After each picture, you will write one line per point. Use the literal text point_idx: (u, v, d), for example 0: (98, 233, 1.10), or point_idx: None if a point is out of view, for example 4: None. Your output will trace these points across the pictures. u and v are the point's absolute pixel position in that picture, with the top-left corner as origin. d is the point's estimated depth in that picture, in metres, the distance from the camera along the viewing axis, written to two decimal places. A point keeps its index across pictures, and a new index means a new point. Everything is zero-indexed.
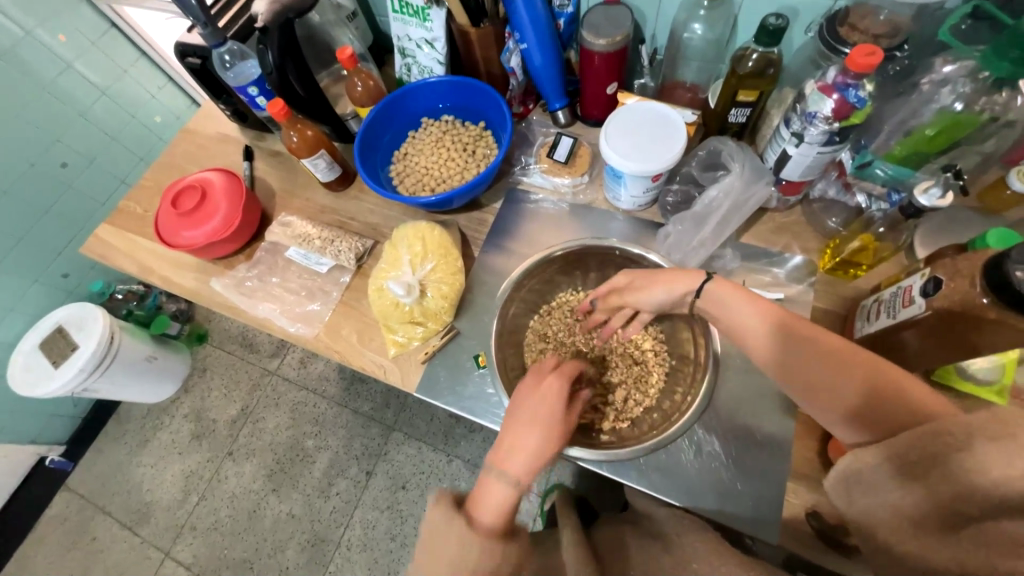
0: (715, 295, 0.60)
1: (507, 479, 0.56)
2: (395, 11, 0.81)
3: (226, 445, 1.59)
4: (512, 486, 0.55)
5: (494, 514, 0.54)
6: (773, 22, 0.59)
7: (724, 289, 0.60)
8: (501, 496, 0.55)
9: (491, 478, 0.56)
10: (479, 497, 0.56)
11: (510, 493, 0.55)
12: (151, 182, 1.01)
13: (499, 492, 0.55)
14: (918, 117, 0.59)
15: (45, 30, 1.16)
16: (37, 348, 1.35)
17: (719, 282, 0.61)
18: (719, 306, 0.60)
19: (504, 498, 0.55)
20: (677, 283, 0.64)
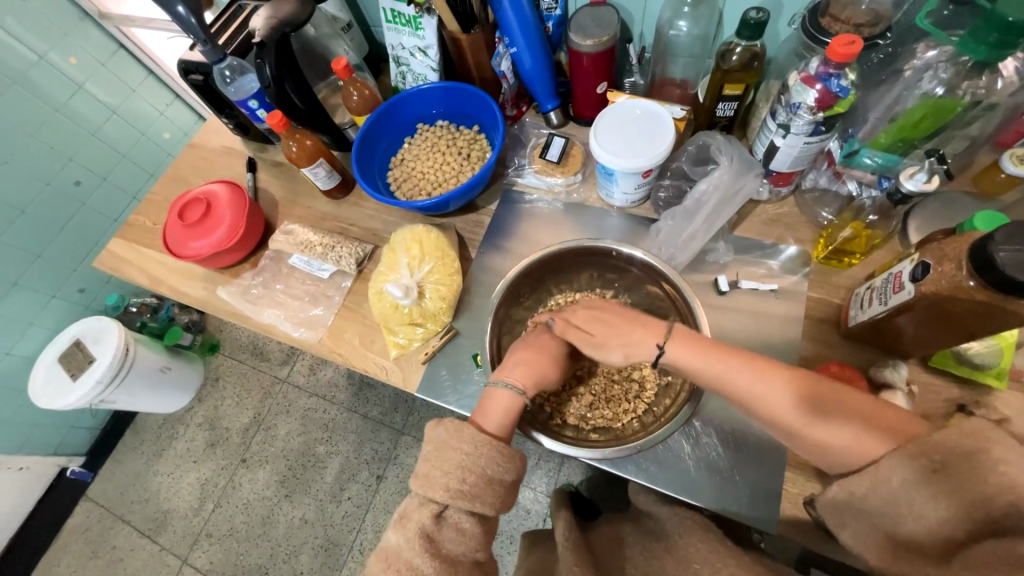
0: (676, 349, 0.59)
1: (509, 385, 0.63)
2: (389, 22, 0.83)
3: (240, 452, 1.62)
4: (517, 391, 0.63)
5: (498, 420, 0.61)
6: (754, 16, 0.60)
7: (686, 341, 0.59)
8: (508, 401, 0.62)
9: (497, 386, 0.63)
10: (485, 407, 0.62)
11: (512, 396, 0.62)
12: (159, 196, 1.04)
13: (502, 399, 0.62)
14: (902, 103, 0.60)
15: (57, 54, 1.21)
16: (56, 362, 1.39)
17: (678, 335, 0.60)
18: (682, 362, 0.59)
19: (508, 402, 0.62)
20: (650, 328, 0.62)
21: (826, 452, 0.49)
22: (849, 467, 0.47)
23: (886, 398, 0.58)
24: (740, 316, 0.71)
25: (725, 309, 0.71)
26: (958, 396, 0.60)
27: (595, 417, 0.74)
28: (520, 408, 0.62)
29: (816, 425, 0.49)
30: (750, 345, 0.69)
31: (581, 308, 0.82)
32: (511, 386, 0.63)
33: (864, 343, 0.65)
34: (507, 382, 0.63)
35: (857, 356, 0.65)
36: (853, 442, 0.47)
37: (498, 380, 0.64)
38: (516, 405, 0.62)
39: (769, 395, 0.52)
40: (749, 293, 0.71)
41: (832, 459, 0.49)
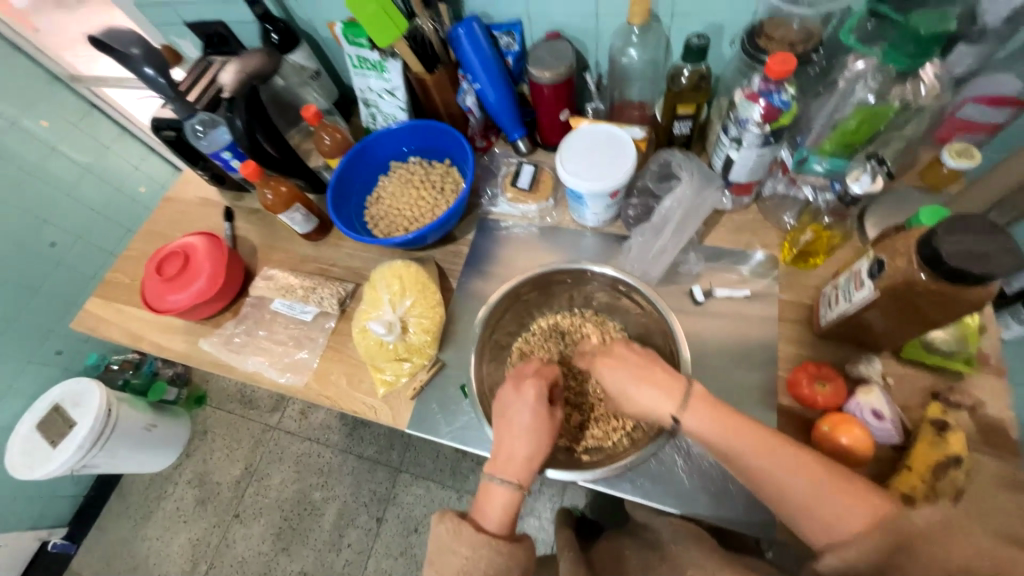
0: (694, 417, 0.55)
1: (505, 481, 0.58)
2: (356, 68, 0.87)
3: (232, 507, 1.56)
4: (513, 487, 0.58)
5: (499, 518, 0.57)
6: (697, 41, 0.64)
7: (705, 406, 0.55)
8: (505, 498, 0.58)
9: (491, 482, 0.59)
10: (482, 504, 0.58)
11: (510, 493, 0.58)
12: (136, 252, 1.04)
13: (498, 497, 0.58)
14: (841, 111, 0.63)
15: (28, 118, 1.24)
16: (34, 431, 1.34)
17: (694, 402, 0.56)
18: (702, 430, 0.54)
19: (505, 499, 0.58)
20: (666, 388, 0.58)
21: (822, 519, 0.48)
22: (844, 533, 0.47)
23: (863, 392, 0.60)
24: (718, 323, 0.73)
25: (702, 318, 0.73)
26: (932, 384, 0.62)
27: (586, 436, 0.74)
28: (520, 502, 0.59)
29: (800, 484, 0.49)
30: (730, 351, 0.70)
31: (564, 330, 0.83)
32: (506, 484, 0.58)
33: (837, 339, 0.67)
34: (502, 478, 0.58)
35: (833, 353, 0.67)
36: (845, 496, 0.48)
37: (492, 475, 0.59)
38: (514, 500, 0.58)
39: (781, 460, 0.51)
40: (724, 300, 0.73)
41: (819, 528, 0.48)
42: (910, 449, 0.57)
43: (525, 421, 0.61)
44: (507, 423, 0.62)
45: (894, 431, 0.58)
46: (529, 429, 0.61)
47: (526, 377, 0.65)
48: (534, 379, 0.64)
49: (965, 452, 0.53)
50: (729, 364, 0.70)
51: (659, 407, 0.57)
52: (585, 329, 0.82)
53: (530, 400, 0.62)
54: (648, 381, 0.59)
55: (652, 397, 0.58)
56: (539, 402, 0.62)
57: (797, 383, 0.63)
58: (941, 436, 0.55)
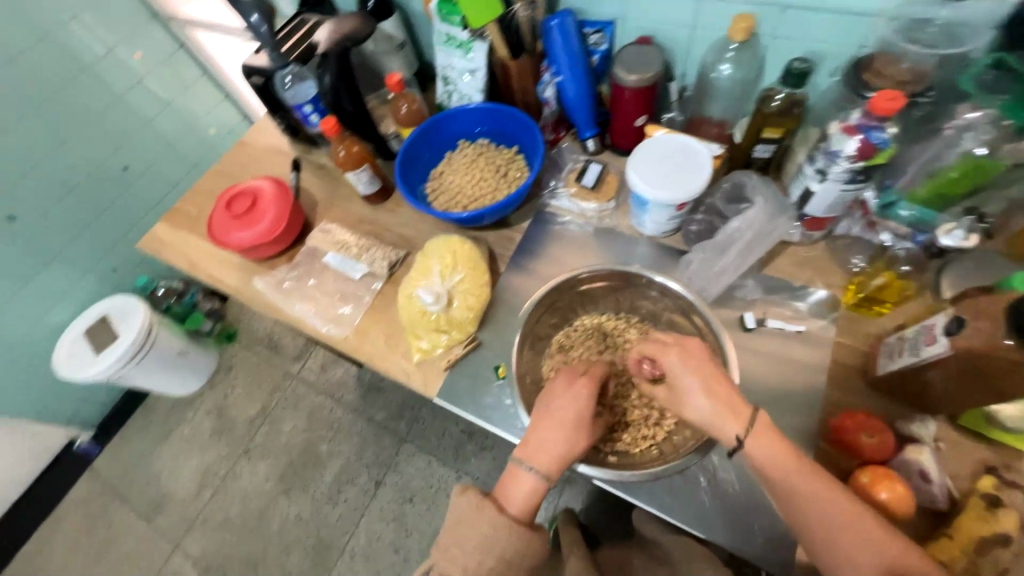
0: (760, 444, 0.54)
1: (533, 470, 0.59)
2: (441, 44, 0.88)
3: (244, 443, 1.63)
4: (541, 478, 0.59)
5: (520, 503, 0.59)
6: (798, 66, 0.62)
7: (770, 437, 0.55)
8: (532, 486, 0.59)
9: (520, 468, 0.60)
10: (507, 486, 0.60)
11: (536, 483, 0.59)
12: (206, 187, 1.09)
13: (525, 482, 0.59)
14: (941, 160, 0.61)
15: (123, 48, 1.33)
16: (81, 335, 1.44)
17: (760, 431, 0.55)
18: (766, 460, 0.54)
19: (531, 486, 0.59)
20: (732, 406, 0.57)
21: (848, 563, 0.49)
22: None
23: (912, 450, 0.58)
24: (763, 354, 0.71)
25: (749, 346, 0.71)
26: (987, 458, 0.59)
27: (614, 440, 0.72)
28: (544, 494, 0.60)
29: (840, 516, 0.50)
30: (772, 385, 0.69)
31: (606, 331, 0.82)
32: (535, 472, 0.59)
33: (889, 394, 0.64)
34: (530, 466, 0.60)
35: (882, 406, 0.64)
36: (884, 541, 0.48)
37: (521, 460, 0.60)
38: (540, 491, 0.59)
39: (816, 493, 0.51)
40: (775, 333, 0.72)
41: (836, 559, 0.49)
42: (955, 517, 0.55)
43: (569, 416, 0.62)
44: (544, 414, 0.62)
45: (939, 495, 0.56)
46: (570, 423, 0.61)
47: (580, 375, 0.65)
48: (587, 379, 0.64)
49: (1016, 533, 0.51)
50: (769, 398, 0.68)
51: (721, 426, 0.57)
52: (627, 334, 0.81)
53: (578, 398, 0.62)
54: (712, 393, 0.58)
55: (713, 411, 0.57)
56: (588, 404, 0.62)
57: (842, 429, 0.61)
58: (992, 512, 0.52)
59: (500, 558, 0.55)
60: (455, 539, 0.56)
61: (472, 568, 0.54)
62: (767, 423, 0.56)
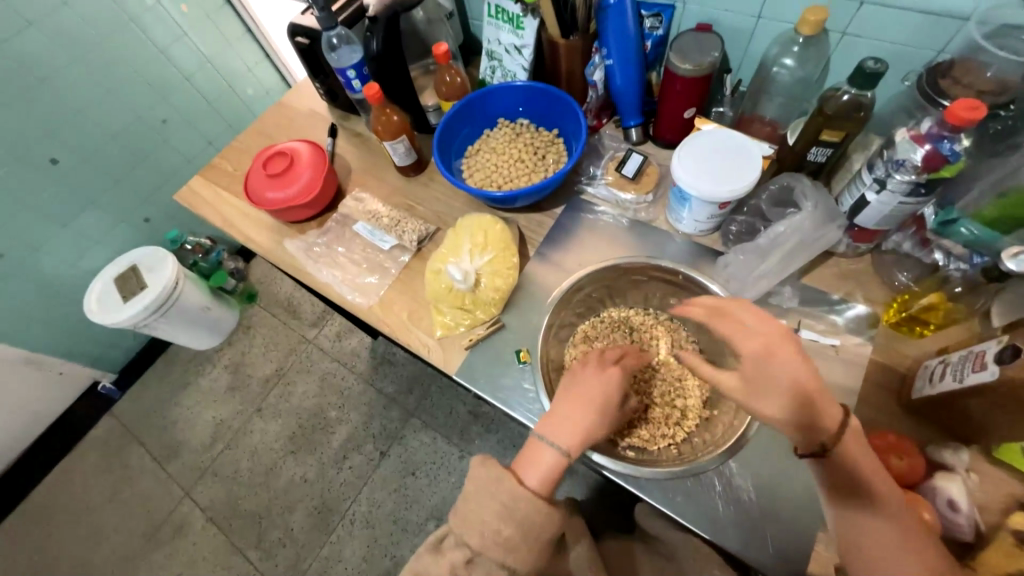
0: (846, 454, 0.52)
1: (555, 445, 0.60)
2: (491, 17, 0.86)
3: (257, 401, 1.68)
4: (562, 453, 0.60)
5: (538, 477, 0.59)
6: (871, 65, 0.59)
7: (855, 445, 0.52)
8: (552, 461, 0.59)
9: (540, 441, 0.61)
10: (526, 459, 0.61)
11: (557, 458, 0.59)
12: (242, 146, 1.10)
13: (546, 458, 0.59)
14: (1015, 178, 0.56)
15: (170, 1, 1.34)
16: (111, 282, 1.49)
17: (851, 440, 0.52)
18: (841, 468, 0.52)
19: (552, 463, 0.59)
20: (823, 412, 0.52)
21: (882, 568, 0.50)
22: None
23: (943, 478, 0.56)
24: None
25: None
26: None
27: (631, 434, 0.72)
28: (563, 470, 0.59)
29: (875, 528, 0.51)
30: None
31: (633, 326, 0.81)
32: (557, 449, 0.60)
33: (922, 418, 0.62)
34: (552, 441, 0.60)
35: (913, 429, 0.62)
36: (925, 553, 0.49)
37: (542, 435, 0.61)
38: (560, 467, 0.59)
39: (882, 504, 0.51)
40: (807, 345, 0.70)
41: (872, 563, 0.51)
42: (979, 551, 0.53)
43: (595, 402, 0.63)
44: (575, 397, 0.63)
45: (967, 527, 0.53)
46: (598, 404, 0.63)
47: (608, 361, 0.67)
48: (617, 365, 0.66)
49: None
50: None
51: (803, 434, 0.53)
52: (655, 331, 0.80)
53: (607, 384, 0.64)
54: (803, 399, 0.52)
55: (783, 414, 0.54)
56: (615, 387, 0.64)
57: (871, 447, 0.60)
58: None
59: (518, 525, 0.55)
60: (473, 505, 0.56)
61: (492, 533, 0.55)
62: (857, 434, 0.52)
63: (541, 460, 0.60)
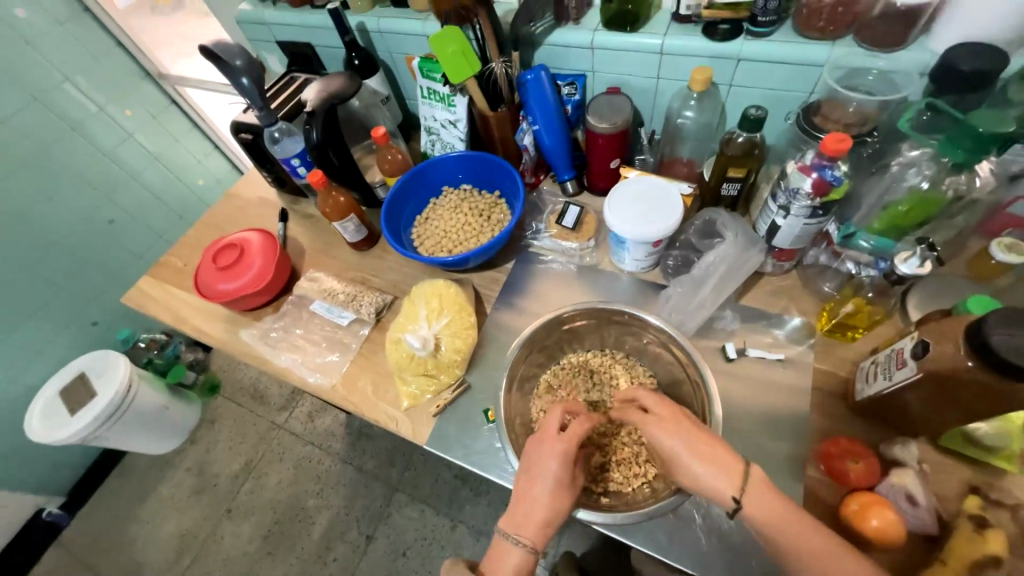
0: (757, 502, 0.54)
1: (520, 544, 0.60)
2: (425, 97, 0.93)
3: (226, 501, 1.56)
4: (528, 551, 0.60)
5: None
6: (754, 113, 0.68)
7: (765, 489, 0.54)
8: (519, 561, 0.60)
9: (506, 542, 0.61)
10: (496, 562, 0.61)
11: (524, 556, 0.60)
12: (192, 241, 1.10)
13: (512, 559, 0.60)
14: (893, 193, 0.64)
15: (114, 107, 1.43)
16: (57, 396, 1.40)
17: (756, 484, 0.55)
18: (764, 519, 0.53)
19: (518, 561, 0.60)
20: (724, 466, 0.56)
21: None
22: None
23: (897, 474, 0.59)
24: (747, 385, 0.72)
25: (733, 377, 0.73)
26: (972, 478, 0.60)
27: (606, 478, 0.73)
28: (532, 565, 0.61)
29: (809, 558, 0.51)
30: (762, 416, 0.69)
31: (593, 368, 0.84)
32: (523, 547, 0.60)
33: (871, 417, 0.66)
34: (517, 541, 0.61)
35: (864, 430, 0.66)
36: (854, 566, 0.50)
37: (506, 532, 0.62)
38: (528, 563, 0.61)
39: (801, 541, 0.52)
40: (756, 361, 0.73)
41: None
42: (946, 541, 0.56)
43: (545, 491, 0.62)
44: (528, 484, 0.63)
45: (929, 519, 0.56)
46: (549, 490, 0.62)
47: (555, 435, 0.65)
48: (565, 439, 0.64)
49: (1005, 554, 0.51)
50: (759, 430, 0.68)
51: (714, 488, 0.56)
52: (613, 370, 0.83)
53: (554, 467, 0.62)
54: (700, 454, 0.58)
55: (709, 475, 0.56)
56: (564, 469, 0.62)
57: (830, 455, 0.63)
58: (979, 532, 0.54)
59: None
60: None
61: None
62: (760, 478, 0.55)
63: (506, 557, 0.61)
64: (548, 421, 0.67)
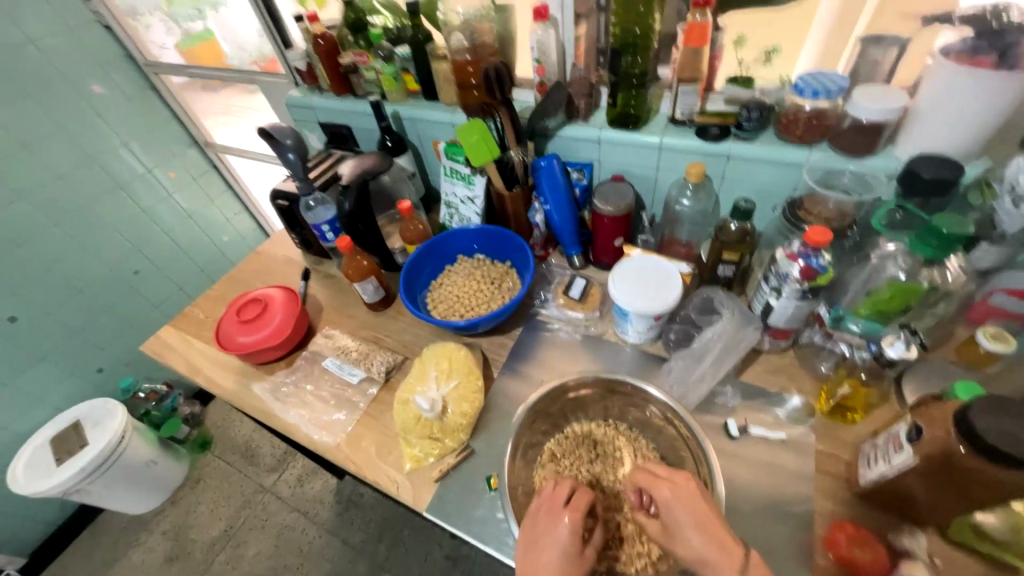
0: None
1: None
2: (447, 175, 1.04)
3: (200, 572, 1.47)
4: None
5: None
6: (744, 204, 0.75)
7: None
8: None
9: None
10: None
11: None
12: (217, 294, 1.17)
13: None
14: (875, 281, 0.70)
15: (160, 169, 1.58)
16: (48, 443, 1.38)
17: (756, 569, 0.54)
18: None
19: None
20: (727, 547, 0.56)
21: None
22: None
23: (905, 564, 0.58)
24: (749, 461, 0.72)
25: (735, 453, 0.73)
26: None
27: (609, 557, 0.71)
28: None
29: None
30: (764, 496, 0.69)
31: (597, 440, 0.83)
32: None
33: (875, 502, 0.65)
34: None
35: (870, 515, 0.65)
36: None
37: None
38: None
39: None
40: (758, 439, 0.74)
41: None
42: None
43: (553, 562, 0.61)
44: (534, 556, 0.62)
45: None
46: (556, 565, 0.61)
47: (562, 507, 0.66)
48: (570, 511, 0.65)
49: None
50: (762, 510, 0.68)
51: (716, 565, 0.55)
52: (617, 443, 0.83)
53: (561, 538, 0.63)
54: (705, 530, 0.58)
55: (710, 550, 0.56)
56: (570, 540, 0.63)
57: (835, 541, 0.63)
58: None
59: None
60: None
61: None
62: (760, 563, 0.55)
63: None
64: (557, 491, 0.69)
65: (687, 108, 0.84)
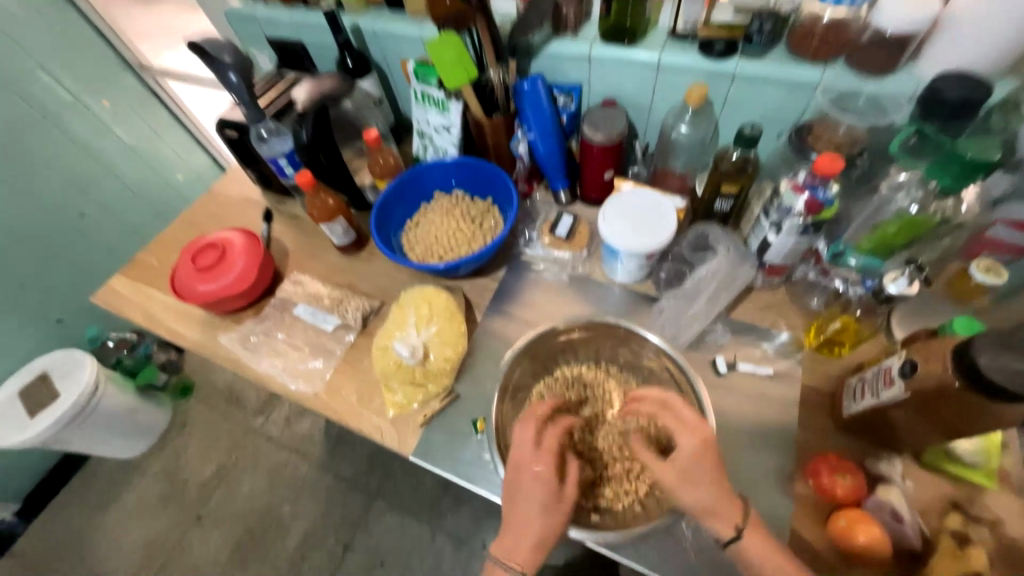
0: (756, 544, 0.55)
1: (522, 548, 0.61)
2: (418, 101, 0.92)
3: (196, 509, 1.50)
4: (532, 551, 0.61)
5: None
6: (749, 130, 0.68)
7: (767, 538, 0.56)
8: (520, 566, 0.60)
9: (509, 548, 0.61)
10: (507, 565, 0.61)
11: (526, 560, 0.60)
12: (170, 239, 1.06)
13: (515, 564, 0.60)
14: (882, 214, 0.66)
15: (90, 96, 1.36)
16: (16, 396, 1.32)
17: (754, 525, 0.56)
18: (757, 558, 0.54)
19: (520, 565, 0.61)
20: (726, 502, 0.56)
21: None
22: None
23: None
24: (737, 398, 0.72)
25: (722, 390, 0.73)
26: (953, 494, 0.61)
27: (597, 496, 0.72)
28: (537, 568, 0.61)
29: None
30: (751, 431, 0.69)
31: (586, 382, 0.82)
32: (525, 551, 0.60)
33: (856, 433, 0.66)
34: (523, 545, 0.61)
35: (850, 445, 0.66)
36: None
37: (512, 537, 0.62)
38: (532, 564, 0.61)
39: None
40: (745, 376, 0.73)
41: None
42: (930, 558, 0.57)
43: (537, 499, 0.62)
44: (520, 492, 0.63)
45: (914, 535, 0.58)
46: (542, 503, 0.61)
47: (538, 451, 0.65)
48: (546, 454, 0.64)
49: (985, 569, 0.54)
50: (748, 444, 0.68)
51: (720, 517, 0.56)
52: (607, 385, 0.82)
53: (542, 480, 0.62)
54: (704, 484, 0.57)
55: (709, 504, 0.56)
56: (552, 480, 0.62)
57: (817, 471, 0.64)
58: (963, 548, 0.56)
59: None
60: None
61: None
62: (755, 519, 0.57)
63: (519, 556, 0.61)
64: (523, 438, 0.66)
65: (690, 20, 0.74)
